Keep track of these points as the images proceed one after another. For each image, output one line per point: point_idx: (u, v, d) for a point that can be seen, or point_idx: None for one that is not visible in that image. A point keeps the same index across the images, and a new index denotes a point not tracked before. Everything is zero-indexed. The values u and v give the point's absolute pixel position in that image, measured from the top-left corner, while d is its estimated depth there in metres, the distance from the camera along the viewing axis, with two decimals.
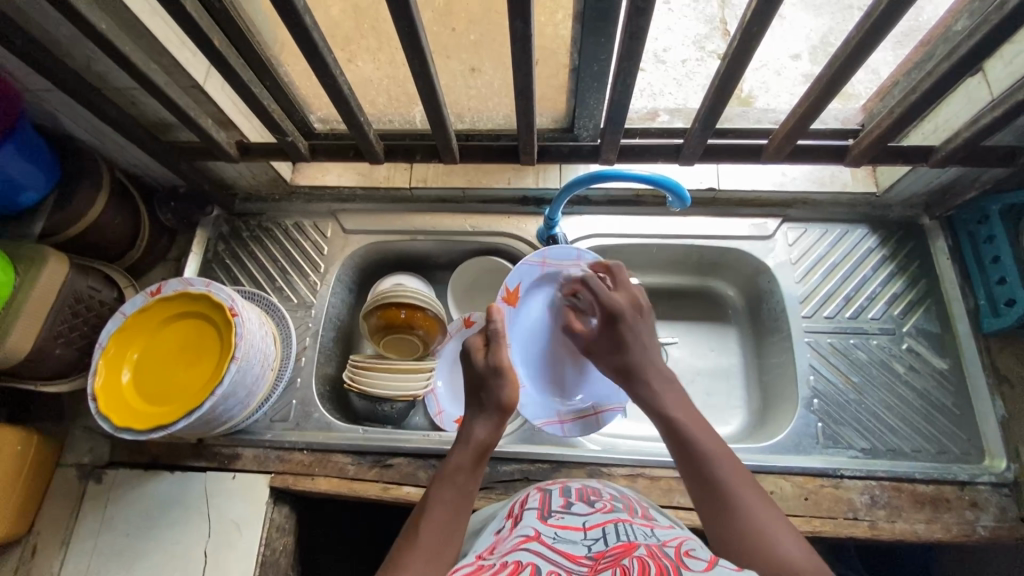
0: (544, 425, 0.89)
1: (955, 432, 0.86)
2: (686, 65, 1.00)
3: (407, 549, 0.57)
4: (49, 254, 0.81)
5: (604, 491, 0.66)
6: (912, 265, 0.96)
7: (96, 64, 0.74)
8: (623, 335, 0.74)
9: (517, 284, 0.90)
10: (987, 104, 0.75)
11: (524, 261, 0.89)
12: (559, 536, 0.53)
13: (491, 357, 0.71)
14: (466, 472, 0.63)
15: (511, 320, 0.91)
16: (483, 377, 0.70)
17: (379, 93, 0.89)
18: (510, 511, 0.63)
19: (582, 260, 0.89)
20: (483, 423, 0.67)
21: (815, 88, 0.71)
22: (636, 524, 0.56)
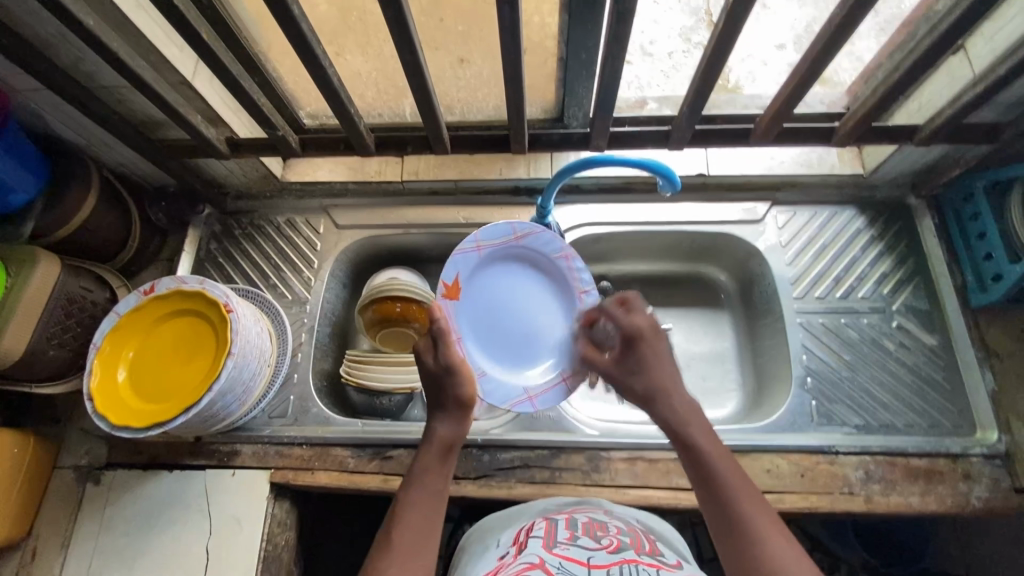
0: (515, 405, 0.85)
1: (947, 406, 0.88)
2: (673, 57, 0.97)
3: (384, 549, 0.58)
4: (40, 255, 0.81)
5: (610, 525, 0.68)
6: (900, 245, 0.98)
7: (82, 63, 0.73)
8: (643, 359, 0.69)
9: (455, 276, 0.85)
10: (969, 81, 0.76)
11: (457, 251, 0.85)
12: (563, 566, 0.55)
13: (440, 354, 0.70)
14: (434, 470, 0.64)
15: (455, 314, 0.85)
16: (436, 375, 0.70)
17: (368, 87, 0.89)
18: (517, 539, 0.67)
19: (518, 231, 0.87)
20: (446, 420, 0.68)
21: (801, 69, 0.72)
22: (642, 563, 0.56)
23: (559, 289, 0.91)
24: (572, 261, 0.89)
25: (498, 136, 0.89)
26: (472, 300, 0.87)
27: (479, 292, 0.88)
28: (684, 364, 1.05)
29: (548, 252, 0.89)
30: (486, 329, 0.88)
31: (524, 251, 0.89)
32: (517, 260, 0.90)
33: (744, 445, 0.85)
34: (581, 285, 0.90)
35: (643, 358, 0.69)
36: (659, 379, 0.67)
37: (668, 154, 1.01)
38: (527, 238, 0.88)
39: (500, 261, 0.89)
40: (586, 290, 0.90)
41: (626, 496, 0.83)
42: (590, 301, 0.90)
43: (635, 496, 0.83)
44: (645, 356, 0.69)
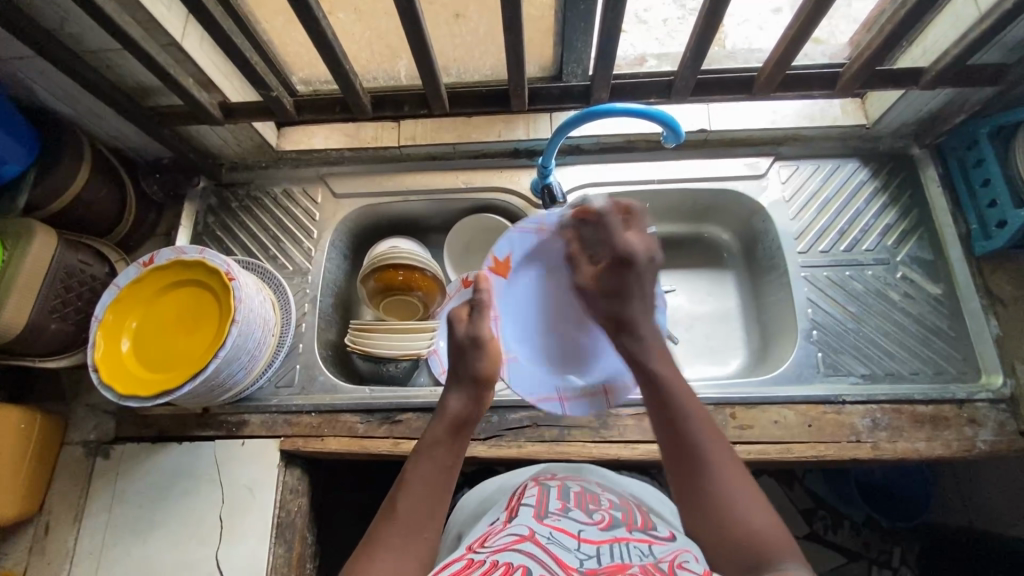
0: (540, 402, 0.81)
1: (952, 353, 0.88)
2: (668, 24, 0.97)
3: (388, 522, 0.57)
4: (37, 228, 0.80)
5: (603, 496, 0.65)
6: (903, 196, 0.97)
7: (68, 25, 0.71)
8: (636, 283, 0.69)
9: (507, 253, 0.79)
10: (976, 19, 0.74)
11: (518, 227, 0.78)
12: (553, 538, 0.53)
13: (472, 326, 0.71)
14: (444, 447, 0.63)
15: (500, 292, 0.80)
16: (463, 347, 0.70)
17: (362, 47, 0.87)
18: (509, 504, 0.64)
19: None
20: (459, 397, 0.67)
21: (804, 11, 0.70)
22: (633, 541, 0.54)
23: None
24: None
25: (497, 94, 0.88)
26: (519, 284, 0.82)
27: (529, 276, 0.82)
28: (688, 324, 1.06)
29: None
30: (530, 316, 0.83)
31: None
32: None
33: (752, 398, 0.86)
34: None
35: (631, 281, 0.69)
36: (639, 304, 0.69)
37: (671, 108, 0.99)
38: None
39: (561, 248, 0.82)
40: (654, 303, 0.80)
41: (635, 450, 0.84)
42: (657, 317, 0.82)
43: (644, 450, 0.84)
44: (632, 279, 0.69)
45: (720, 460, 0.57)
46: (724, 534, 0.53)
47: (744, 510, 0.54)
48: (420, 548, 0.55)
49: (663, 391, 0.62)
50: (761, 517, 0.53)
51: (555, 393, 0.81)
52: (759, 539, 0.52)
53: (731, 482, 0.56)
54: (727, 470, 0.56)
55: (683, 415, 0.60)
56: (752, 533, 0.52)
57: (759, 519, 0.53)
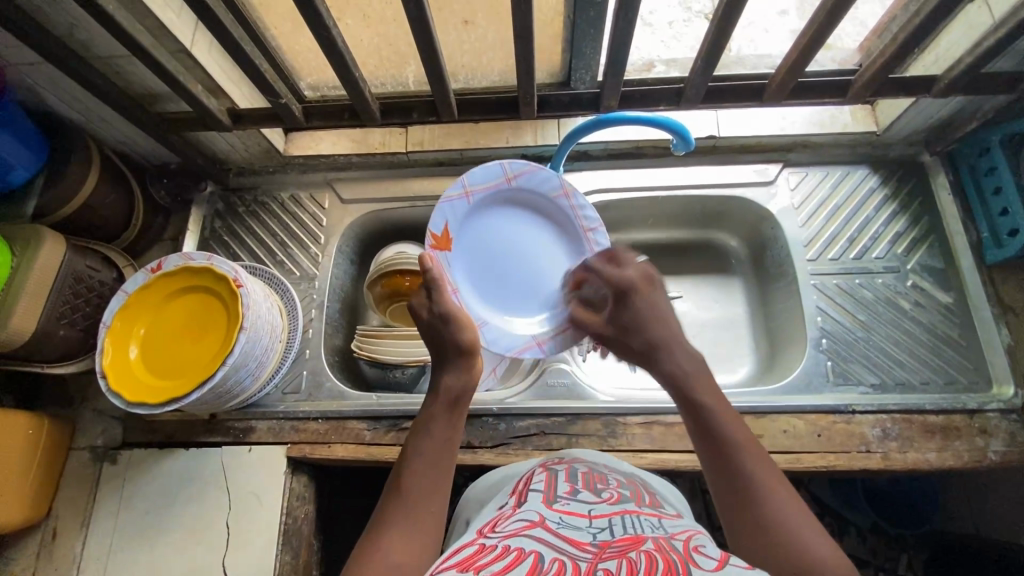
0: (523, 352, 0.81)
1: (963, 362, 0.88)
2: (673, 27, 0.94)
3: (394, 499, 0.55)
4: (45, 234, 0.80)
5: (610, 476, 0.64)
6: (913, 204, 0.96)
7: (77, 32, 0.71)
8: (635, 311, 0.68)
9: (444, 226, 0.78)
10: (989, 27, 0.74)
11: (445, 198, 0.78)
12: (564, 521, 0.51)
13: (434, 305, 0.69)
14: (443, 421, 0.61)
15: (447, 265, 0.79)
16: (435, 327, 0.68)
17: (371, 54, 0.86)
18: (515, 489, 0.61)
19: (511, 171, 0.81)
20: (452, 371, 0.66)
21: (816, 21, 0.70)
22: (644, 515, 0.54)
23: (560, 230, 0.86)
24: (573, 198, 0.84)
25: (506, 101, 0.87)
26: (465, 251, 0.81)
27: (471, 240, 0.81)
28: (695, 330, 1.05)
29: (544, 191, 0.83)
30: (485, 277, 0.83)
31: (518, 192, 0.83)
32: (508, 204, 0.83)
33: (761, 407, 0.85)
34: (586, 224, 0.85)
35: (637, 308, 0.68)
36: (658, 326, 0.67)
37: (680, 114, 0.98)
38: (521, 178, 0.82)
39: (493, 204, 0.83)
40: (592, 228, 0.85)
41: (643, 460, 0.84)
42: (597, 239, 0.85)
43: (653, 459, 0.83)
44: (635, 307, 0.68)
45: (774, 488, 0.52)
46: (787, 568, 0.47)
47: (805, 540, 0.49)
48: (428, 521, 0.54)
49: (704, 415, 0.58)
50: (821, 546, 0.48)
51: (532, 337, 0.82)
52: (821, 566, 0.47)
53: (786, 508, 0.51)
54: (783, 498, 0.52)
55: (728, 439, 0.56)
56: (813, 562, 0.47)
57: (819, 548, 0.48)
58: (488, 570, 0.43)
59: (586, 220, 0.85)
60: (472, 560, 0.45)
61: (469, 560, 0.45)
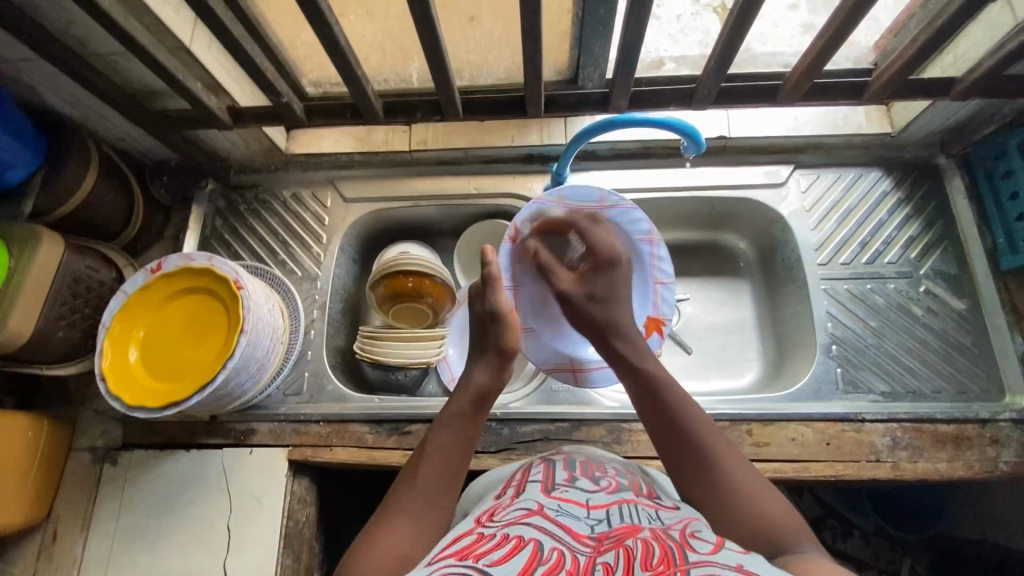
0: (554, 370, 0.86)
1: (975, 370, 0.86)
2: (681, 19, 0.91)
3: (407, 488, 0.55)
4: (43, 233, 0.79)
5: (608, 465, 0.62)
6: (928, 207, 0.94)
7: (73, 28, 0.70)
8: (615, 284, 0.73)
9: (525, 226, 0.80)
10: (1011, 28, 0.71)
11: (535, 201, 0.79)
12: (562, 510, 0.49)
13: (489, 303, 0.67)
14: (466, 418, 0.60)
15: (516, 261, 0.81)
16: (484, 322, 0.67)
17: (374, 50, 0.84)
18: (512, 480, 0.60)
19: (607, 200, 0.79)
20: (485, 368, 0.64)
21: (834, 22, 0.68)
22: (641, 504, 0.52)
23: (635, 268, 0.85)
24: (656, 248, 0.82)
25: (512, 100, 0.85)
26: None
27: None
28: (702, 334, 1.04)
29: (632, 231, 0.82)
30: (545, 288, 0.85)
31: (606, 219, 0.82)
32: None
33: (769, 414, 0.84)
34: (659, 275, 0.84)
35: (615, 284, 0.73)
36: (624, 309, 0.72)
37: (689, 114, 0.96)
38: (614, 211, 0.80)
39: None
40: (663, 281, 0.84)
41: (648, 467, 0.82)
42: (665, 294, 0.84)
43: (659, 467, 0.82)
44: (616, 280, 0.74)
45: (725, 453, 0.55)
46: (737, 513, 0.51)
47: (759, 498, 0.52)
48: (437, 515, 0.54)
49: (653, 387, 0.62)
50: (765, 494, 0.53)
51: (569, 361, 0.86)
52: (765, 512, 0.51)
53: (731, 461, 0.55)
54: (735, 461, 0.55)
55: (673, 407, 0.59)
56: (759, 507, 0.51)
57: (763, 496, 0.52)
58: (486, 559, 0.42)
59: (661, 271, 0.84)
60: (471, 548, 0.44)
61: (468, 549, 0.44)
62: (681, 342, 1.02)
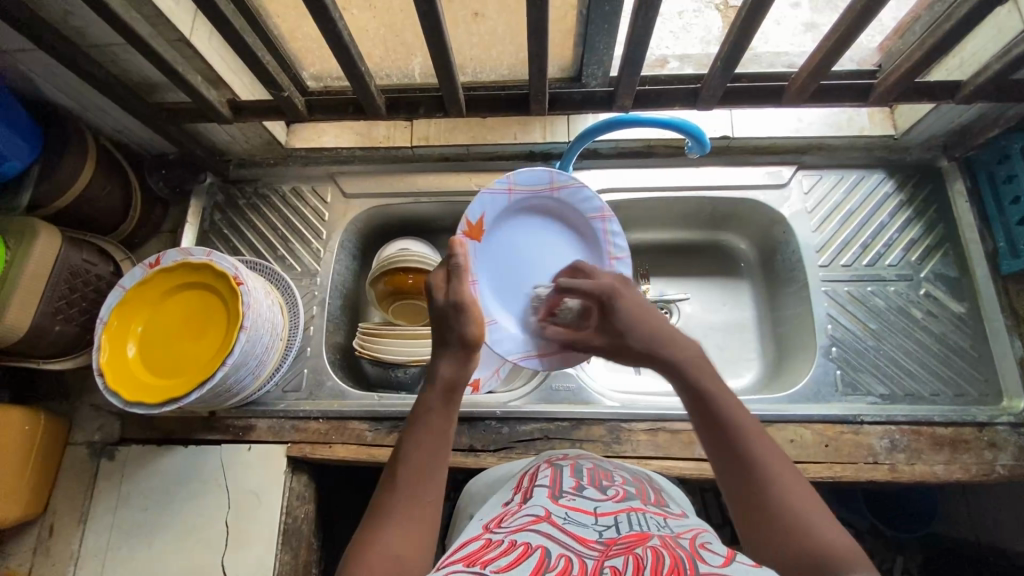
0: (521, 361, 0.82)
1: (973, 374, 0.87)
2: (683, 17, 0.92)
3: (389, 489, 0.55)
4: (40, 226, 0.78)
5: (616, 473, 0.62)
6: (929, 211, 0.94)
7: (72, 19, 0.69)
8: (623, 316, 0.66)
9: (481, 215, 0.81)
10: (1019, 32, 0.71)
11: (489, 189, 0.81)
12: (570, 517, 0.49)
13: (453, 292, 0.65)
14: (439, 412, 0.60)
15: (475, 253, 0.82)
16: (445, 315, 0.65)
17: (376, 45, 0.83)
18: (519, 486, 0.60)
19: (556, 182, 0.83)
20: (450, 361, 0.64)
21: (843, 22, 0.67)
22: (649, 513, 0.52)
23: (588, 249, 0.87)
24: (608, 223, 0.86)
25: (515, 97, 0.85)
26: (493, 245, 0.84)
27: (499, 236, 0.84)
28: (701, 334, 1.04)
29: (585, 209, 0.86)
30: (501, 278, 0.84)
31: (556, 203, 0.85)
32: (546, 212, 0.86)
33: (768, 415, 0.84)
34: (613, 250, 0.86)
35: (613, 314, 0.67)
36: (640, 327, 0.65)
37: (692, 113, 0.96)
38: (565, 191, 0.84)
39: (528, 207, 0.85)
40: (619, 256, 0.86)
41: (648, 466, 0.83)
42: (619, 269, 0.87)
43: (657, 467, 0.82)
44: (614, 314, 0.67)
45: (774, 468, 0.52)
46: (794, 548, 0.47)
47: (816, 526, 0.48)
48: (425, 511, 0.53)
49: (711, 405, 0.56)
50: (829, 530, 0.47)
51: (534, 349, 0.83)
52: (827, 551, 0.46)
53: (791, 491, 0.50)
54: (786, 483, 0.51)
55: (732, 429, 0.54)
56: (820, 545, 0.46)
57: (826, 531, 0.47)
58: (494, 565, 0.42)
59: (613, 246, 0.86)
60: (479, 554, 0.44)
61: (476, 555, 0.44)
62: None
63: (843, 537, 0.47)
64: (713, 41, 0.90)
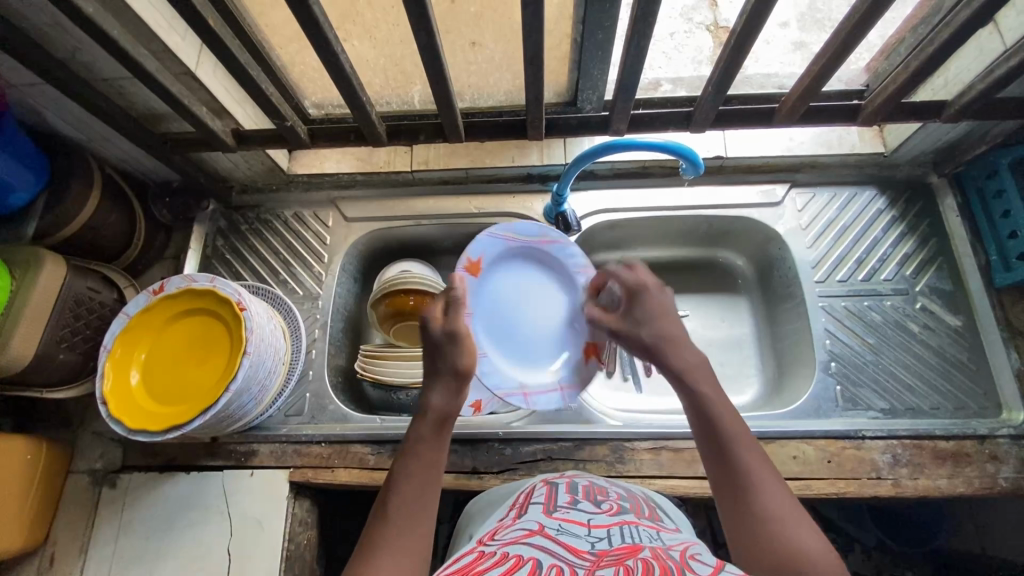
0: (506, 396, 0.82)
1: (972, 388, 0.87)
2: (675, 37, 0.95)
3: (382, 522, 0.54)
4: (45, 255, 0.79)
5: (611, 489, 0.63)
6: (922, 224, 0.96)
7: (80, 54, 0.71)
8: (648, 309, 0.70)
9: (481, 254, 0.84)
10: (1001, 54, 0.74)
11: (488, 233, 0.85)
12: (563, 529, 0.50)
13: (447, 323, 0.68)
14: (430, 443, 0.60)
15: (473, 290, 0.84)
16: (439, 344, 0.67)
17: (376, 74, 0.85)
18: (515, 503, 0.60)
19: (547, 237, 0.88)
20: (441, 391, 0.64)
21: (828, 51, 0.70)
22: (643, 526, 0.53)
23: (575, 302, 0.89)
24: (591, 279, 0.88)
25: (513, 123, 0.87)
26: (491, 288, 0.86)
27: (497, 281, 0.87)
28: None
29: (570, 266, 0.89)
30: (497, 322, 0.86)
31: (546, 256, 0.89)
32: (540, 264, 0.90)
33: (770, 432, 0.84)
34: None
35: (653, 307, 0.70)
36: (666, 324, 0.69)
37: (686, 135, 0.98)
38: (553, 247, 0.88)
39: (524, 258, 0.89)
40: None
41: (651, 486, 0.82)
42: None
43: (660, 487, 0.82)
44: (654, 308, 0.70)
45: (763, 476, 0.56)
46: (768, 549, 0.51)
47: (793, 531, 0.52)
48: (420, 543, 0.53)
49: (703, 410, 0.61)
50: (808, 540, 0.51)
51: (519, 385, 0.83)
52: (802, 558, 0.50)
53: (773, 497, 0.54)
54: (767, 477, 0.56)
55: (723, 432, 0.59)
56: (799, 556, 0.50)
57: (804, 542, 0.51)
58: None
59: None
60: (472, 566, 0.44)
61: (470, 566, 0.44)
62: None
63: (823, 548, 0.51)
64: (703, 61, 0.93)
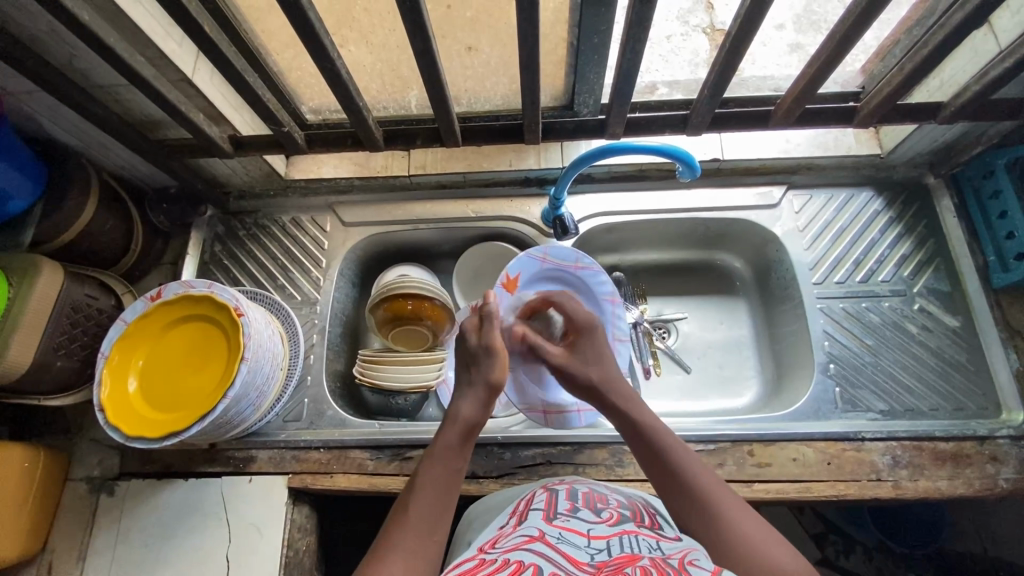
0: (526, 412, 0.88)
1: (971, 389, 0.87)
2: (671, 41, 0.95)
3: (399, 527, 0.55)
4: (43, 262, 0.79)
5: (611, 496, 0.63)
6: (919, 226, 0.96)
7: (77, 62, 0.71)
8: (595, 347, 0.76)
9: (517, 273, 0.90)
10: (996, 55, 0.74)
11: (526, 252, 0.90)
12: (563, 537, 0.50)
13: (484, 335, 0.69)
14: (456, 452, 0.61)
15: (508, 305, 0.90)
16: (474, 354, 0.68)
17: (373, 79, 0.85)
18: (516, 510, 0.60)
19: (581, 262, 0.91)
20: (471, 400, 0.65)
21: (823, 53, 0.70)
22: (643, 535, 0.53)
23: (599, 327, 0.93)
24: (616, 307, 0.92)
25: (510, 127, 0.87)
26: None
27: None
28: (700, 353, 1.04)
29: (599, 292, 0.92)
30: None
31: (577, 280, 0.93)
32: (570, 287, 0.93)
33: (769, 435, 0.84)
34: (619, 332, 0.92)
35: (596, 346, 0.76)
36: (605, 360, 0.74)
37: (683, 138, 0.98)
38: (585, 271, 0.91)
39: (556, 280, 0.93)
40: (621, 338, 0.92)
41: (651, 490, 0.82)
42: (622, 350, 0.92)
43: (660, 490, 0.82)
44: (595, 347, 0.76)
45: (720, 495, 0.58)
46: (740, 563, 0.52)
47: (761, 542, 0.53)
48: (431, 550, 0.53)
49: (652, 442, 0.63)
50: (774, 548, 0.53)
51: (540, 404, 0.89)
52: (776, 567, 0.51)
53: (733, 513, 0.56)
54: (725, 494, 0.58)
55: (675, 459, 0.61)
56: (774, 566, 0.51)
57: (773, 551, 0.52)
58: None
59: (619, 330, 0.92)
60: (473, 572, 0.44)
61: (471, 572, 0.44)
62: (679, 361, 1.02)
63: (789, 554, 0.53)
64: (699, 64, 0.93)
